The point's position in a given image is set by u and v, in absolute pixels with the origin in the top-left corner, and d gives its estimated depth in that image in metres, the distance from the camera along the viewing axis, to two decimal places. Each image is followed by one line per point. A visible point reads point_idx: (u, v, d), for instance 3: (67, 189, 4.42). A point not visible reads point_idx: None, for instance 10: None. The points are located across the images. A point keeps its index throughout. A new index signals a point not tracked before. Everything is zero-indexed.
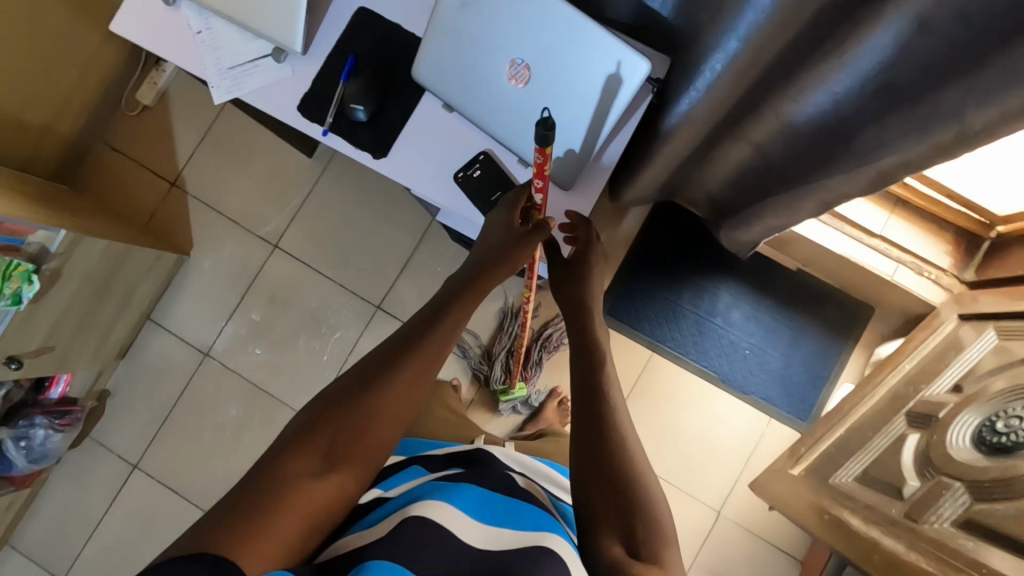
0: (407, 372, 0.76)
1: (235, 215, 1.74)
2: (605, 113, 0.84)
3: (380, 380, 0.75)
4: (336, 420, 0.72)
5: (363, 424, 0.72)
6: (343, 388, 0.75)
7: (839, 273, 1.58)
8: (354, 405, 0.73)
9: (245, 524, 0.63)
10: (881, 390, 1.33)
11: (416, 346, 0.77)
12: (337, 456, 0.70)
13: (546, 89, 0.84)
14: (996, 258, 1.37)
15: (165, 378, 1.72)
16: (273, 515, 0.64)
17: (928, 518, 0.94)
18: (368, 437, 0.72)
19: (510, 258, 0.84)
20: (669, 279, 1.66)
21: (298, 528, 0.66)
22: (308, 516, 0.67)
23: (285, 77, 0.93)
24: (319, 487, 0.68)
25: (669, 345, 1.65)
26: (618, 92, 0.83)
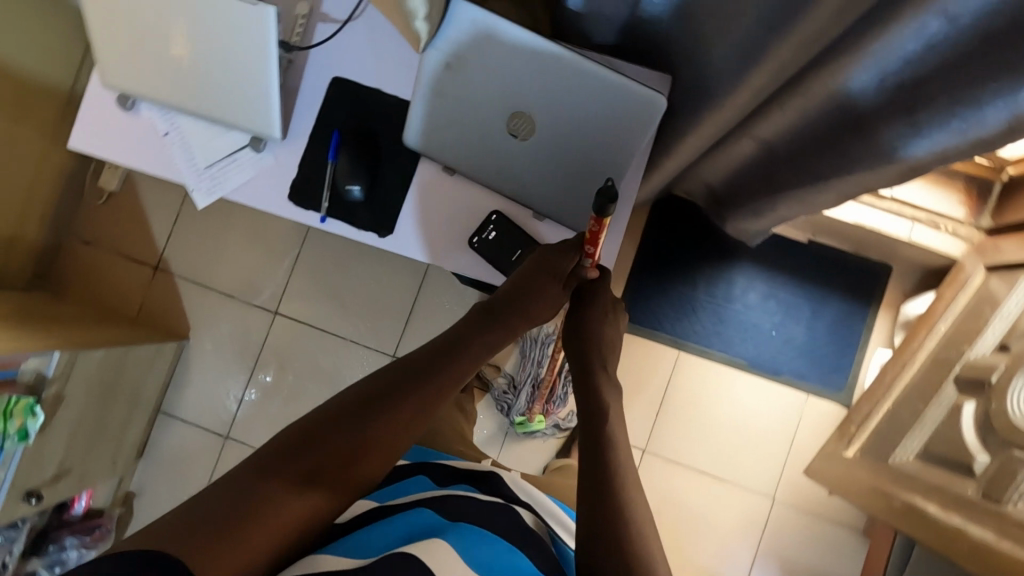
0: (412, 399, 0.73)
1: (227, 288, 1.67)
2: (620, 155, 0.77)
3: (384, 405, 0.72)
4: (331, 437, 0.68)
5: (361, 451, 0.69)
6: (342, 403, 0.71)
7: (852, 239, 1.54)
8: (354, 426, 0.70)
9: (213, 530, 0.58)
10: (921, 356, 1.30)
11: (424, 374, 0.75)
12: (325, 475, 0.66)
13: (554, 138, 0.77)
14: (1012, 201, 1.34)
15: (188, 469, 1.65)
16: (245, 527, 0.60)
17: (1009, 497, 0.92)
18: (362, 466, 0.69)
19: (525, 273, 0.81)
20: (681, 273, 1.62)
21: (268, 545, 0.61)
22: (281, 533, 0.62)
23: (268, 166, 0.86)
24: (298, 503, 0.64)
25: (693, 339, 1.62)
26: (631, 132, 0.76)
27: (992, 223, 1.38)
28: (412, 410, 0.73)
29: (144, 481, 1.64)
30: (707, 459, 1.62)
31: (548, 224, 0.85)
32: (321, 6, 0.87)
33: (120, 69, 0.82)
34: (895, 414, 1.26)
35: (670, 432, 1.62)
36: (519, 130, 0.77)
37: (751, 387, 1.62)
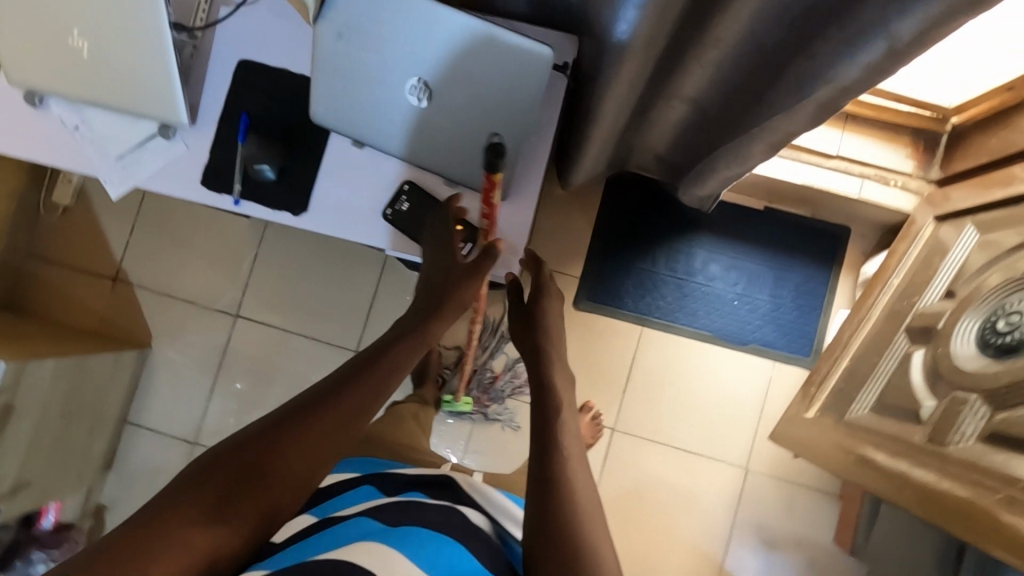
0: (330, 416, 0.71)
1: (187, 294, 1.67)
2: (519, 113, 0.77)
3: (300, 424, 0.70)
4: (239, 460, 0.67)
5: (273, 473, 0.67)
6: (256, 425, 0.71)
7: (806, 202, 1.54)
8: (261, 448, 0.68)
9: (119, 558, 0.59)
10: (875, 311, 1.29)
11: (347, 387, 0.73)
12: (237, 497, 0.66)
13: (460, 98, 0.77)
14: (958, 150, 1.33)
15: (158, 479, 1.64)
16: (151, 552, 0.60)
17: (952, 439, 0.90)
18: (273, 484, 0.67)
19: (449, 290, 0.81)
20: (640, 249, 1.61)
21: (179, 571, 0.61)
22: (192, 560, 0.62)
23: (179, 153, 0.86)
24: (208, 529, 0.64)
25: (656, 316, 1.61)
26: (525, 88, 0.76)
27: (941, 174, 1.37)
28: (321, 421, 0.70)
29: (115, 494, 1.63)
30: (679, 435, 1.60)
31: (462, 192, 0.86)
32: None
33: (19, 65, 0.82)
34: (853, 370, 1.25)
35: (639, 409, 1.61)
36: (426, 89, 0.77)
37: (717, 359, 1.61)
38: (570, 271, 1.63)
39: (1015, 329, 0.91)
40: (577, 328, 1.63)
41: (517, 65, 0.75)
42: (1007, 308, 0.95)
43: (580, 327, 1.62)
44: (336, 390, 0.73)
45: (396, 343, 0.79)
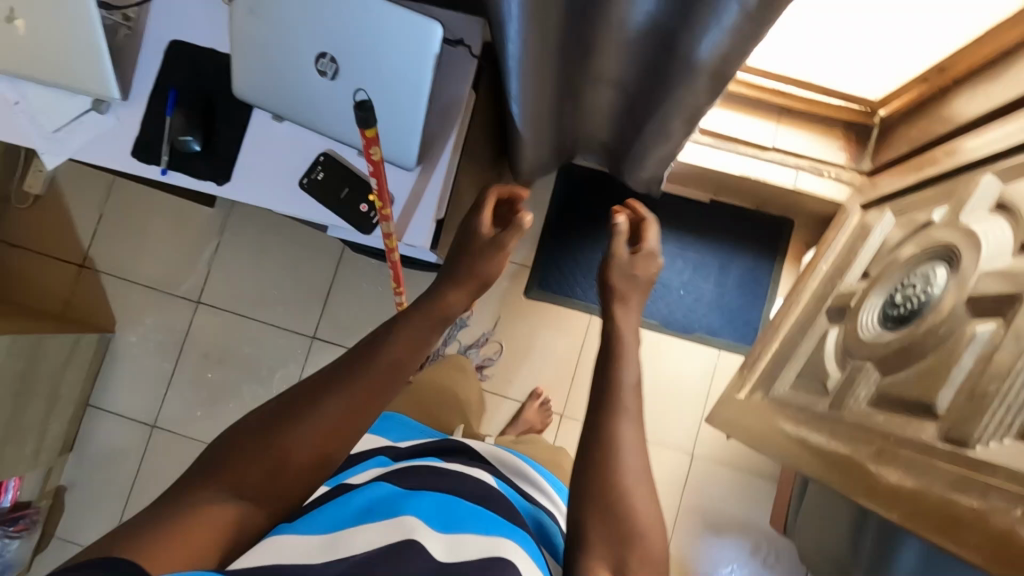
0: (348, 393, 0.68)
1: (151, 281, 1.72)
2: (417, 86, 0.81)
3: (320, 401, 0.67)
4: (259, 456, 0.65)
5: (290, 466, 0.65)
6: (274, 414, 0.68)
7: (748, 194, 1.58)
8: (280, 440, 0.66)
9: (147, 538, 0.59)
10: (804, 296, 1.33)
11: (364, 364, 0.70)
12: (264, 481, 0.65)
13: (357, 76, 0.82)
14: (885, 141, 1.38)
15: (117, 461, 1.68)
16: (181, 533, 0.60)
17: (847, 405, 0.94)
18: (299, 474, 0.66)
19: (468, 266, 0.82)
20: (590, 240, 1.66)
21: (211, 550, 0.61)
22: (223, 539, 0.62)
23: (111, 126, 0.91)
24: (231, 505, 0.64)
25: (605, 304, 1.65)
26: (420, 64, 0.79)
27: (871, 166, 1.42)
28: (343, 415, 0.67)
29: (75, 475, 1.67)
30: None
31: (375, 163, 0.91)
32: None
33: None
34: (780, 352, 1.29)
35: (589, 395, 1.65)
36: (324, 71, 0.82)
37: (664, 347, 1.64)
38: (521, 262, 1.69)
39: (907, 300, 0.95)
40: (527, 316, 1.67)
41: (413, 42, 0.79)
42: (905, 282, 0.99)
43: (531, 315, 1.67)
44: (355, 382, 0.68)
45: (410, 321, 0.74)
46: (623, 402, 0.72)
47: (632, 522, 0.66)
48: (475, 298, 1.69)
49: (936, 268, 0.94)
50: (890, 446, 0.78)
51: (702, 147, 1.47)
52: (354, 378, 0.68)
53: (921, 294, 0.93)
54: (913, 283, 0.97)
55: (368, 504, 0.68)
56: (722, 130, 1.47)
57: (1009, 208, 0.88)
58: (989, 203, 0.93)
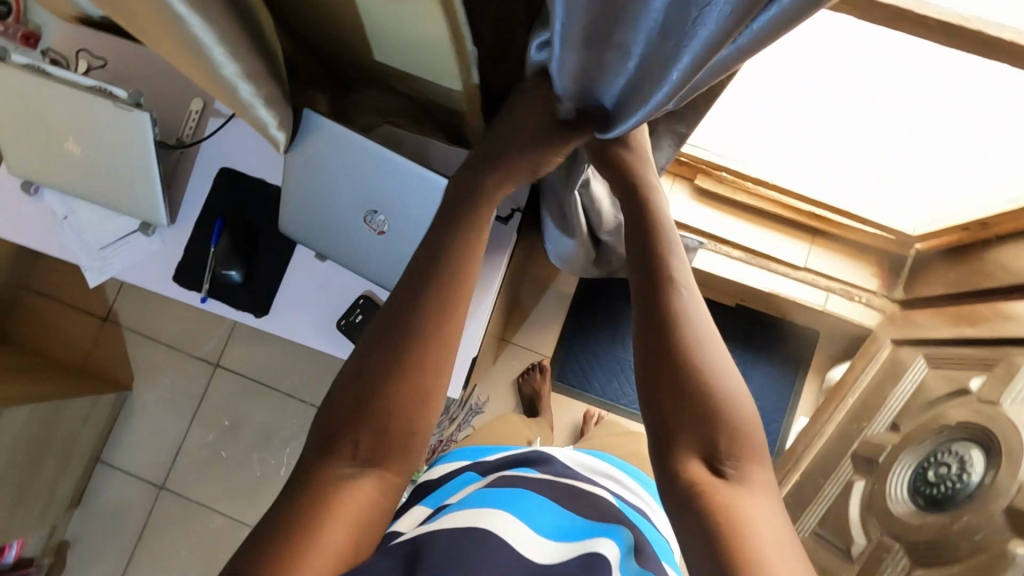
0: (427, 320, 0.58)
1: (172, 340, 1.73)
2: None
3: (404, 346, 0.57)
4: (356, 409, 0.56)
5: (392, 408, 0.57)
6: (350, 370, 0.58)
7: (776, 306, 1.58)
8: (374, 382, 0.57)
9: (277, 558, 0.50)
10: (828, 429, 1.32)
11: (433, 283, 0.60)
12: (372, 453, 0.56)
13: (404, 236, 0.82)
14: (919, 276, 1.37)
15: (122, 520, 1.68)
16: (309, 542, 0.51)
17: None
18: (407, 432, 0.57)
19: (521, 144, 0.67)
20: (613, 335, 1.66)
21: (347, 539, 0.53)
22: (356, 522, 0.54)
23: (156, 249, 0.92)
24: (355, 488, 0.55)
25: (624, 401, 1.64)
26: None
27: (903, 296, 1.41)
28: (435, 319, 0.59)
29: (79, 530, 1.67)
30: None
31: None
32: (213, 101, 0.93)
33: (17, 162, 0.89)
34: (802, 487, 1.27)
35: None
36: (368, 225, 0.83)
37: None
38: (541, 351, 1.68)
39: (942, 482, 0.93)
40: None
41: None
42: (937, 458, 0.97)
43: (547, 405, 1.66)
44: (428, 285, 0.59)
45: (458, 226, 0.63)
46: (673, 269, 0.63)
47: (733, 412, 0.57)
48: (492, 383, 1.68)
49: (971, 450, 0.92)
50: None
51: (731, 262, 1.48)
52: (442, 288, 0.60)
53: (955, 479, 0.91)
54: (946, 462, 0.94)
55: (474, 502, 0.69)
56: (754, 247, 1.46)
57: None
58: None
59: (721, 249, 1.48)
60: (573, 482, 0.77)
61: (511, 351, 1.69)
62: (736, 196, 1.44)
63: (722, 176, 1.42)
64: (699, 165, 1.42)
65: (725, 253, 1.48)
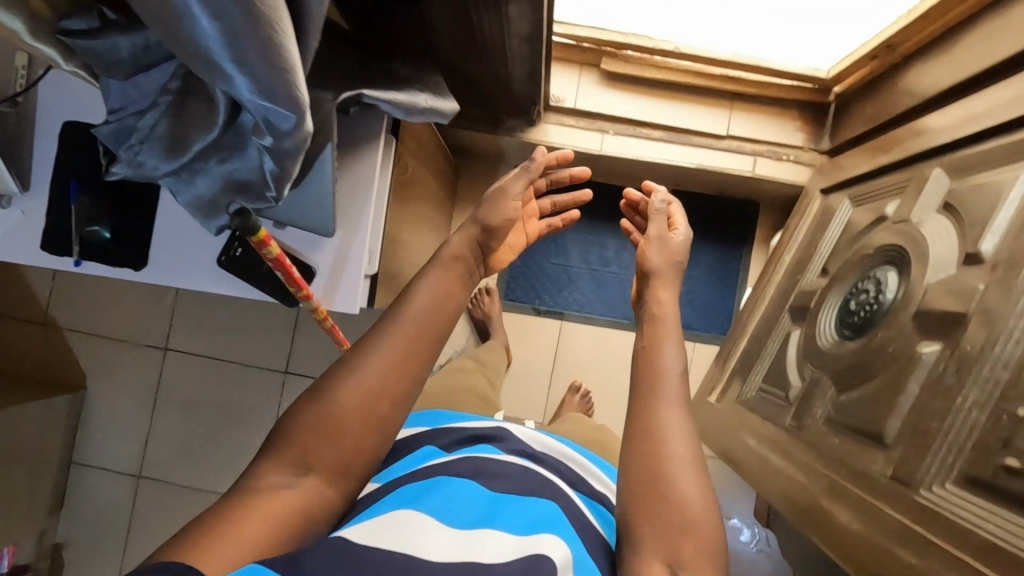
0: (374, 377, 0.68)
1: (117, 332, 1.70)
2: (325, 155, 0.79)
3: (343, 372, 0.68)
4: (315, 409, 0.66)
5: (358, 407, 0.67)
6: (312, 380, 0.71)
7: (710, 182, 1.54)
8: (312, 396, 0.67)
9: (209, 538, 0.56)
10: (770, 290, 1.30)
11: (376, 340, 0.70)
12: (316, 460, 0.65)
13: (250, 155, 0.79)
14: (842, 119, 1.33)
15: (109, 514, 1.69)
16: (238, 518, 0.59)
17: (806, 422, 0.92)
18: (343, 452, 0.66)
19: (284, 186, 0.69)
20: (555, 244, 1.63)
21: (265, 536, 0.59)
22: (283, 525, 0.61)
23: (18, 220, 0.88)
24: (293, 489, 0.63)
25: (575, 308, 1.63)
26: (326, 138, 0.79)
27: (830, 145, 1.37)
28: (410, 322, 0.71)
29: (70, 531, 1.69)
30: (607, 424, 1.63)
31: (292, 231, 0.85)
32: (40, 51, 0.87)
33: None
34: (749, 352, 1.27)
35: None
36: (186, 174, 0.76)
37: None
38: (486, 273, 1.66)
39: (862, 307, 0.92)
40: None
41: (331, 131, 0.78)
42: (859, 287, 0.96)
43: None
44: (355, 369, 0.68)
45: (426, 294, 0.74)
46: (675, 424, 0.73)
47: (679, 513, 0.68)
48: None
49: (886, 271, 0.91)
50: (841, 479, 0.77)
51: (651, 144, 1.43)
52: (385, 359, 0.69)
53: (873, 300, 0.90)
54: (865, 289, 0.93)
55: (444, 484, 0.70)
56: (673, 123, 1.41)
57: (954, 207, 0.84)
58: (937, 201, 0.89)
59: (642, 133, 1.43)
60: (541, 472, 0.81)
61: None
62: (645, 73, 1.37)
63: (628, 54, 1.35)
64: (603, 46, 1.35)
65: (647, 135, 1.43)
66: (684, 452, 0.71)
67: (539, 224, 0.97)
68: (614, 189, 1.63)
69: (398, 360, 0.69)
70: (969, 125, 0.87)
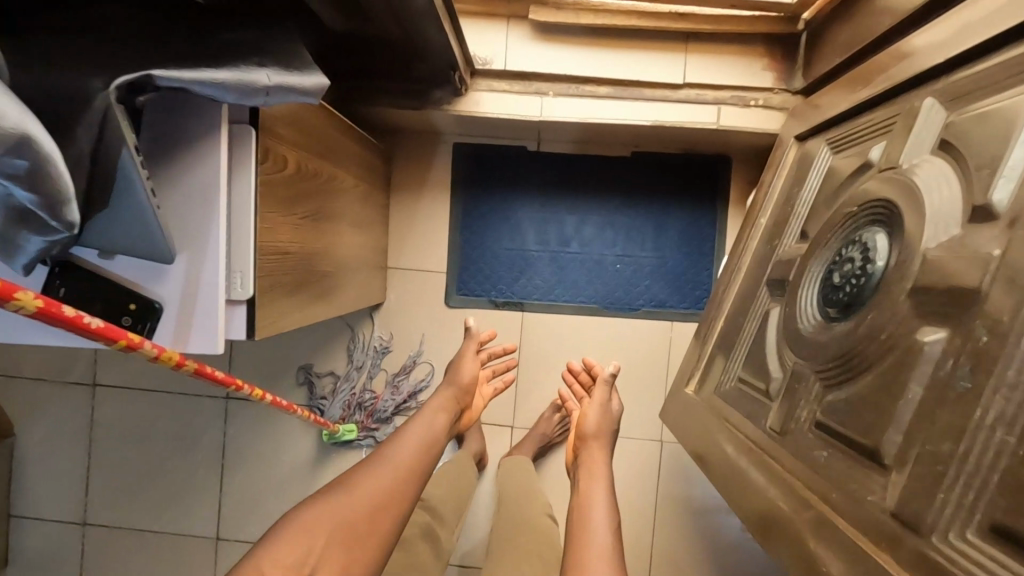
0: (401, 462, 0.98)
1: (38, 372, 1.54)
2: None
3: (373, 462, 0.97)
4: (340, 499, 0.88)
5: (365, 512, 0.88)
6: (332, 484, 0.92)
7: (672, 140, 1.35)
8: (340, 488, 0.90)
9: None
10: (745, 259, 1.13)
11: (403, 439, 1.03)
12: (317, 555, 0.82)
13: None
14: (816, 51, 1.13)
15: (57, 566, 1.56)
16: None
17: (789, 427, 0.75)
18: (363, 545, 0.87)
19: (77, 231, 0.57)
20: (507, 226, 1.45)
21: None
22: None
23: None
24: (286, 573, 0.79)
25: (536, 296, 1.45)
26: None
27: (804, 83, 1.17)
28: (409, 453, 0.99)
29: None
30: None
31: (125, 259, 0.68)
32: None
33: None
34: (727, 333, 1.10)
35: (535, 403, 1.47)
36: None
37: (612, 333, 1.44)
38: (434, 266, 1.48)
39: (848, 281, 0.74)
40: (451, 326, 1.48)
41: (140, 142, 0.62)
42: (843, 254, 0.78)
43: (456, 324, 1.48)
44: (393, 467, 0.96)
45: (434, 423, 1.09)
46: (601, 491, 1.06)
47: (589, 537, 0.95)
48: (393, 317, 1.50)
49: (875, 235, 0.73)
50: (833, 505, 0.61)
51: (597, 102, 1.24)
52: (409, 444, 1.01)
53: (860, 271, 0.72)
54: (851, 256, 0.76)
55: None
56: (620, 77, 1.21)
57: (953, 146, 0.66)
58: (933, 139, 0.70)
59: (587, 90, 1.23)
60: None
61: (404, 276, 1.49)
62: (579, 21, 1.16)
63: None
64: None
65: (592, 93, 1.24)
66: (605, 539, 0.95)
67: (484, 390, 1.31)
68: (568, 157, 1.43)
69: (403, 473, 0.96)
70: (968, 37, 0.68)
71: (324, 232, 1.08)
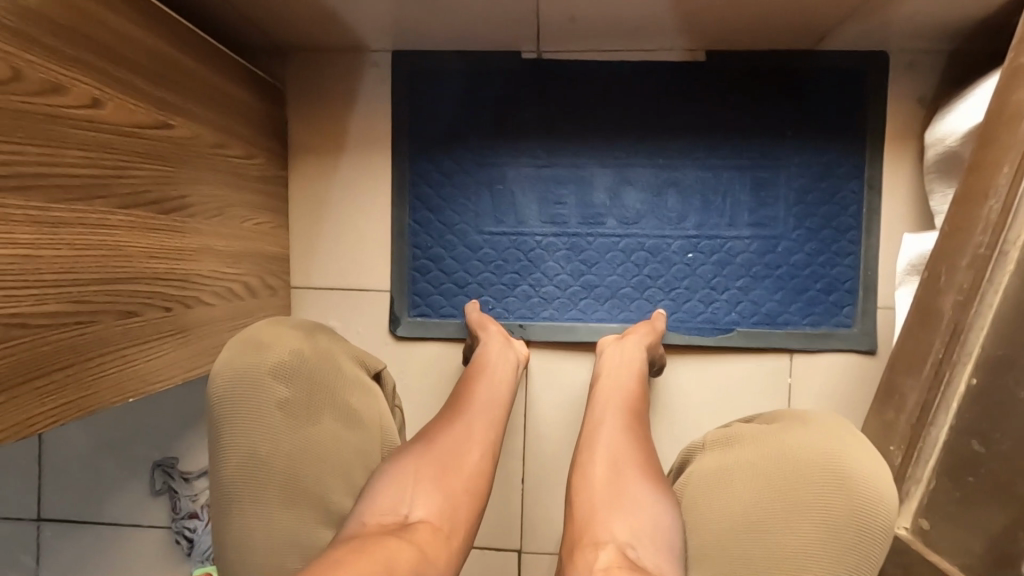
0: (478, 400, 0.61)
1: None
2: None
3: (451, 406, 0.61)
4: (426, 455, 0.53)
5: (462, 466, 0.54)
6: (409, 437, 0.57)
7: (792, 22, 0.72)
8: (424, 437, 0.55)
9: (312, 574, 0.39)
10: (1020, 235, 0.50)
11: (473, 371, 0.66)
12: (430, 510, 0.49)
13: None
14: None
15: None
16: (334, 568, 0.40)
17: None
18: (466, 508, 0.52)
19: None
20: (490, 194, 0.82)
21: None
22: None
23: None
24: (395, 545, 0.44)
25: (545, 316, 0.83)
26: None
27: None
28: (485, 405, 0.61)
29: None
30: None
31: None
32: None
33: None
34: (1010, 409, 0.47)
35: (558, 509, 0.84)
36: None
37: (686, 383, 0.82)
38: (371, 281, 0.86)
39: None
40: (403, 385, 0.86)
41: None
42: None
43: (412, 382, 0.85)
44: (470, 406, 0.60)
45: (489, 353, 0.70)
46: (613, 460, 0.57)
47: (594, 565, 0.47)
48: None
49: None
50: None
51: None
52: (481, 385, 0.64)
53: None
54: None
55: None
56: None
57: None
58: None
59: None
60: None
61: (320, 301, 0.87)
62: None
63: None
64: None
65: None
66: None
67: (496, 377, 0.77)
68: (591, 73, 0.81)
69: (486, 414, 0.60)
70: None
71: (91, 217, 0.47)
